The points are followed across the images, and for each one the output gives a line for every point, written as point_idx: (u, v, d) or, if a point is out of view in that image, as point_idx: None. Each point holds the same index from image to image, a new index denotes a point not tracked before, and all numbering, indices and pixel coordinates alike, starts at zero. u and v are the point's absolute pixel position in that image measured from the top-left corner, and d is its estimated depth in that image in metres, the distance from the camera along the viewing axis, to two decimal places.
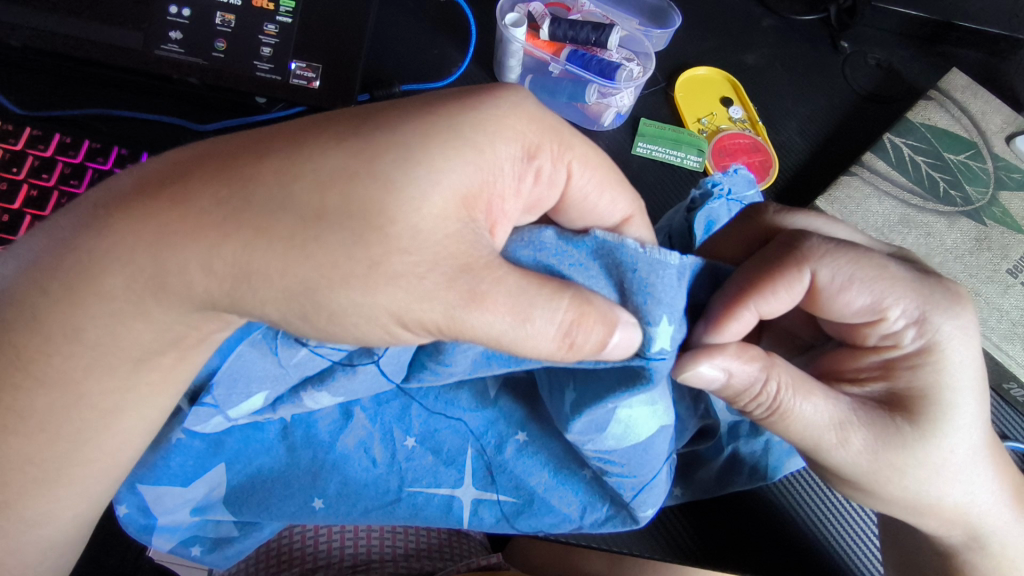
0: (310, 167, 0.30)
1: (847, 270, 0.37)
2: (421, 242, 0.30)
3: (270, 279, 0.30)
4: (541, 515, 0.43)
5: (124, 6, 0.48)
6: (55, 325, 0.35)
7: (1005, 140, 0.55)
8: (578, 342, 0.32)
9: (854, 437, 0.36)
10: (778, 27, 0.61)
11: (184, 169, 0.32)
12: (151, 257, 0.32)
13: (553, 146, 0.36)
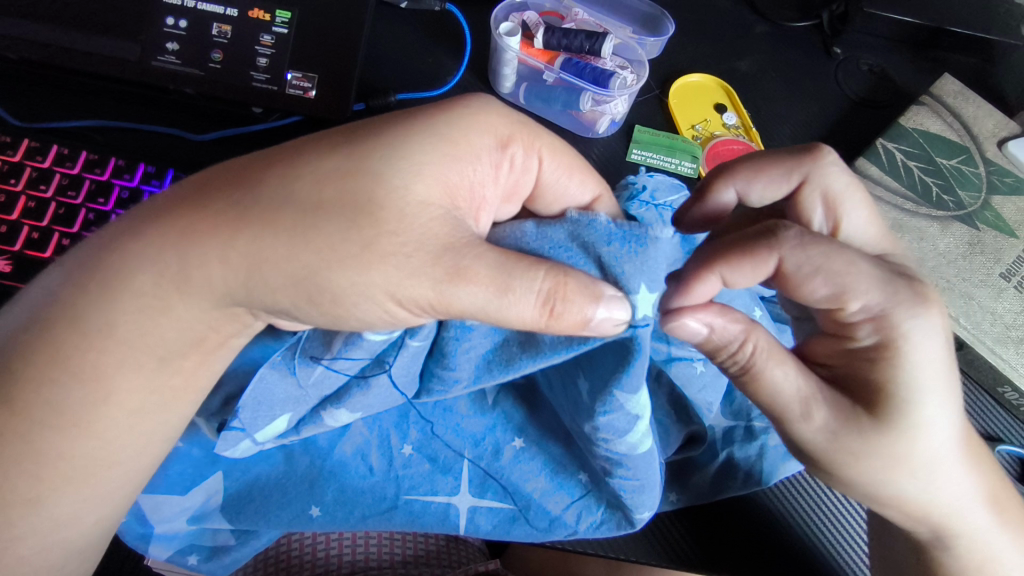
0: (309, 168, 0.33)
1: (817, 258, 0.36)
2: (408, 225, 0.32)
3: (278, 266, 0.32)
4: (538, 521, 0.42)
5: (123, 18, 0.49)
6: (87, 329, 0.35)
7: (997, 144, 0.55)
8: (558, 312, 0.32)
9: (817, 411, 0.36)
10: (771, 33, 0.61)
11: (206, 185, 0.34)
12: (182, 257, 0.34)
13: (524, 136, 0.38)
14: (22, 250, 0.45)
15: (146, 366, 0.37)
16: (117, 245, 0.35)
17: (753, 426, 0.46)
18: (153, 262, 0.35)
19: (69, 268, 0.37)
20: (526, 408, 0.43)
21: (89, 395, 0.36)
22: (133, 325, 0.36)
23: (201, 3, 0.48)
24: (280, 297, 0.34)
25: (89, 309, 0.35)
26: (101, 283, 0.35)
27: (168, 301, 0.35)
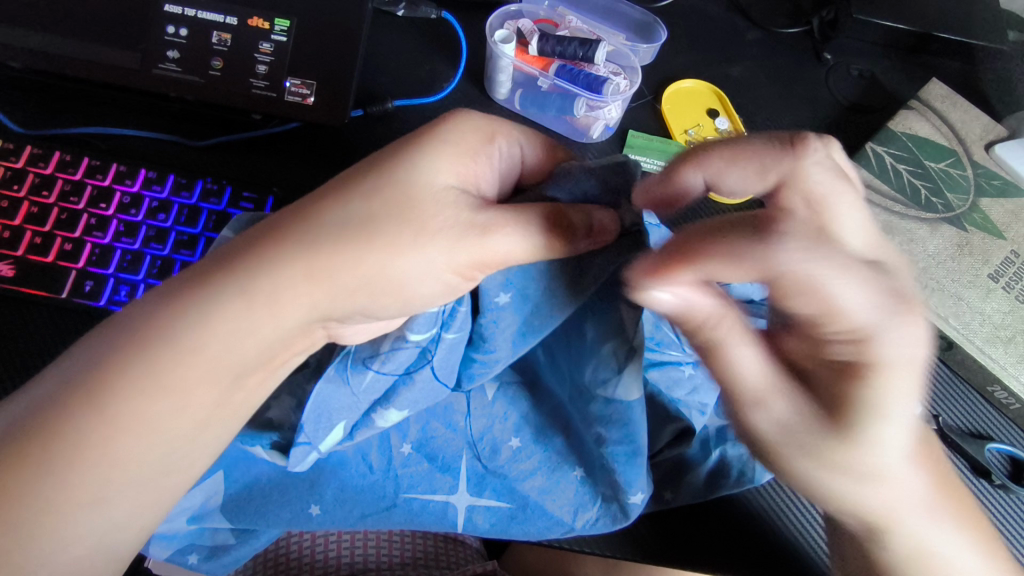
0: (356, 188, 0.37)
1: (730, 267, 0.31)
2: (438, 210, 0.36)
3: (351, 267, 0.36)
4: (533, 521, 0.43)
5: (123, 26, 0.49)
6: (178, 341, 0.37)
7: (985, 147, 0.56)
8: (567, 233, 0.35)
9: (776, 407, 0.35)
10: (763, 39, 0.62)
11: (271, 226, 0.37)
12: (265, 284, 0.37)
13: (504, 130, 0.40)
14: (26, 255, 0.46)
15: (229, 381, 0.38)
16: (206, 273, 0.37)
17: None
18: (237, 285, 0.36)
19: (159, 296, 0.38)
20: (527, 396, 0.44)
21: (166, 405, 0.37)
22: (223, 343, 0.37)
23: (201, 12, 0.49)
24: (353, 300, 0.37)
25: (178, 317, 0.37)
26: (199, 306, 0.37)
27: (256, 320, 0.37)
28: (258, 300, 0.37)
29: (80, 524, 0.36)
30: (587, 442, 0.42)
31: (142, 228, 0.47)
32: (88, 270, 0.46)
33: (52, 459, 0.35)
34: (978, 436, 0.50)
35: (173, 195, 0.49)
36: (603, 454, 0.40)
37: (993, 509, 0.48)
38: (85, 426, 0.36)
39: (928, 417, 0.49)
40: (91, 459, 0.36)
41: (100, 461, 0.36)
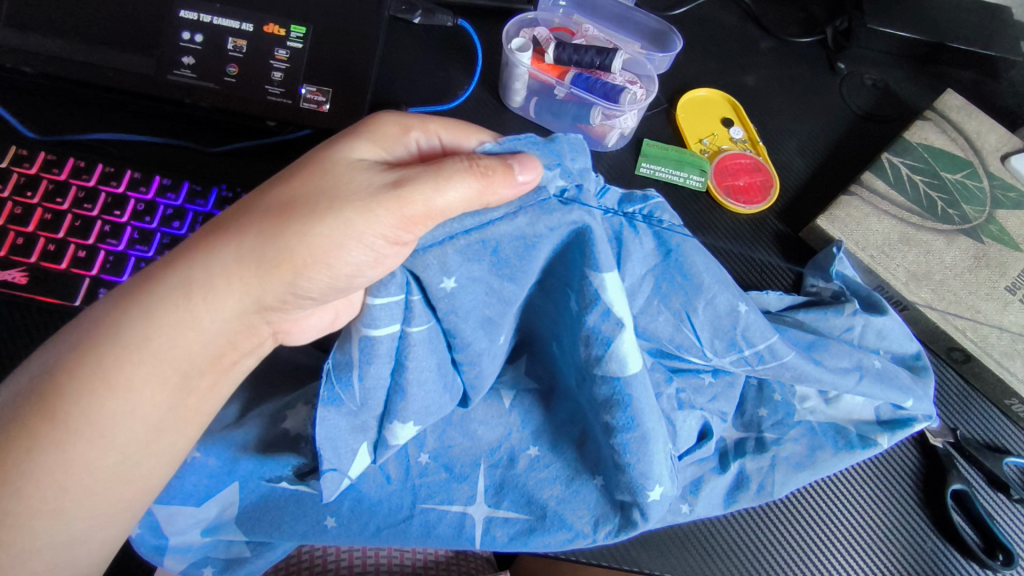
0: (286, 176, 0.36)
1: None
2: (353, 185, 0.35)
3: (272, 245, 0.35)
4: (554, 532, 0.42)
5: (138, 31, 0.49)
6: (122, 339, 0.35)
7: (1001, 158, 0.55)
8: (484, 172, 0.34)
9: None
10: (776, 49, 0.62)
11: (213, 223, 0.37)
12: (198, 275, 0.36)
13: (421, 121, 0.39)
14: (39, 263, 0.45)
15: (176, 382, 0.37)
16: (147, 272, 0.36)
17: (764, 438, 0.46)
18: (176, 279, 0.35)
19: (109, 302, 0.36)
20: (541, 407, 0.45)
21: (116, 406, 0.36)
22: (164, 339, 0.36)
23: (217, 18, 0.49)
24: (284, 282, 0.36)
25: (125, 315, 0.36)
26: (141, 303, 0.36)
27: (194, 312, 0.36)
28: (194, 291, 0.36)
29: (42, 536, 0.35)
30: (598, 446, 0.42)
31: (156, 236, 0.47)
32: (102, 278, 0.46)
33: (15, 470, 0.34)
34: (996, 449, 0.49)
35: (187, 202, 0.48)
36: (612, 443, 0.40)
37: (1015, 524, 0.47)
38: (37, 433, 0.35)
39: (945, 430, 0.49)
40: (46, 464, 0.35)
41: (58, 469, 0.35)
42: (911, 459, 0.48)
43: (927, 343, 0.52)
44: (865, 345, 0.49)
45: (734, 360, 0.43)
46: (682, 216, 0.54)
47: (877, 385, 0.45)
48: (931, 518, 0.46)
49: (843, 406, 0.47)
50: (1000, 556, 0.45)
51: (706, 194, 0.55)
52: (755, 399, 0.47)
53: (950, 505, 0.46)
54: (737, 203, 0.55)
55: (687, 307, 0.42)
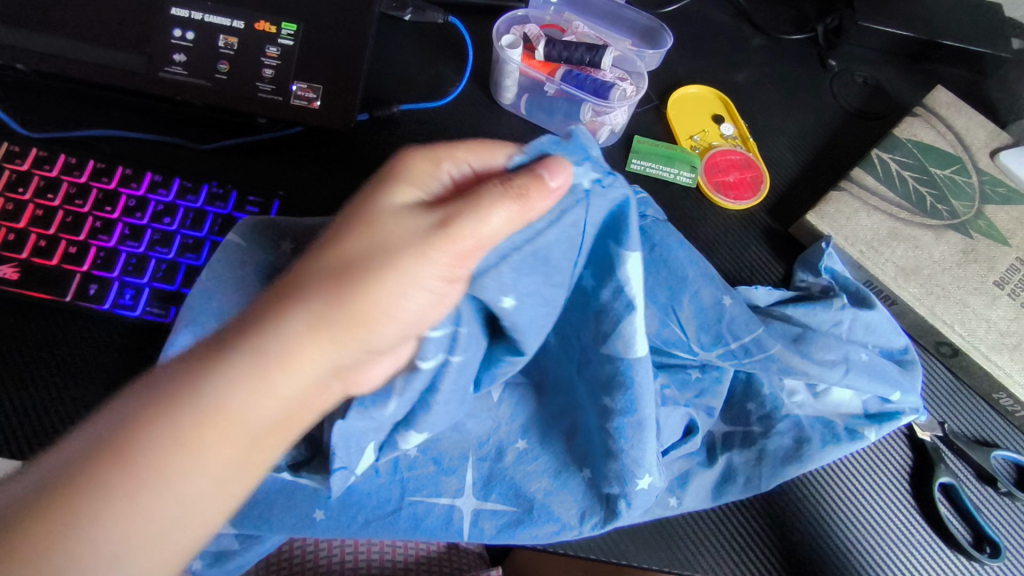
0: (348, 236, 0.36)
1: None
2: (403, 236, 0.35)
3: (338, 306, 0.34)
4: (541, 523, 0.42)
5: (129, 29, 0.49)
6: (199, 402, 0.33)
7: (990, 154, 0.56)
8: (520, 192, 0.34)
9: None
10: (767, 46, 0.62)
11: (282, 286, 0.35)
12: (273, 343, 0.34)
13: (449, 150, 0.38)
14: (30, 258, 0.46)
15: (252, 446, 0.35)
16: (216, 336, 0.35)
17: (752, 431, 0.46)
18: (249, 346, 0.34)
19: (179, 364, 0.34)
20: (532, 400, 0.46)
21: (186, 470, 0.33)
22: (239, 404, 0.34)
23: (208, 15, 0.49)
24: (359, 343, 0.36)
25: (200, 381, 0.33)
26: (218, 366, 0.33)
27: (270, 383, 0.34)
28: (272, 359, 0.34)
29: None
30: (593, 437, 0.43)
31: (147, 232, 0.47)
32: (92, 273, 0.46)
33: (78, 512, 0.31)
34: (984, 443, 0.49)
35: (178, 198, 0.49)
36: (611, 427, 0.41)
37: (1003, 518, 0.48)
38: (105, 481, 0.32)
39: (933, 424, 0.49)
40: (112, 517, 0.32)
41: (122, 521, 0.32)
42: (900, 453, 0.48)
43: (916, 338, 0.52)
44: (854, 339, 0.49)
45: (722, 353, 0.44)
46: (673, 212, 0.55)
47: (862, 377, 0.45)
48: (919, 511, 0.47)
49: (833, 401, 0.47)
50: (988, 549, 0.46)
51: (697, 190, 0.55)
52: (743, 394, 0.47)
53: (939, 498, 0.46)
54: (727, 199, 0.55)
55: (671, 301, 0.44)
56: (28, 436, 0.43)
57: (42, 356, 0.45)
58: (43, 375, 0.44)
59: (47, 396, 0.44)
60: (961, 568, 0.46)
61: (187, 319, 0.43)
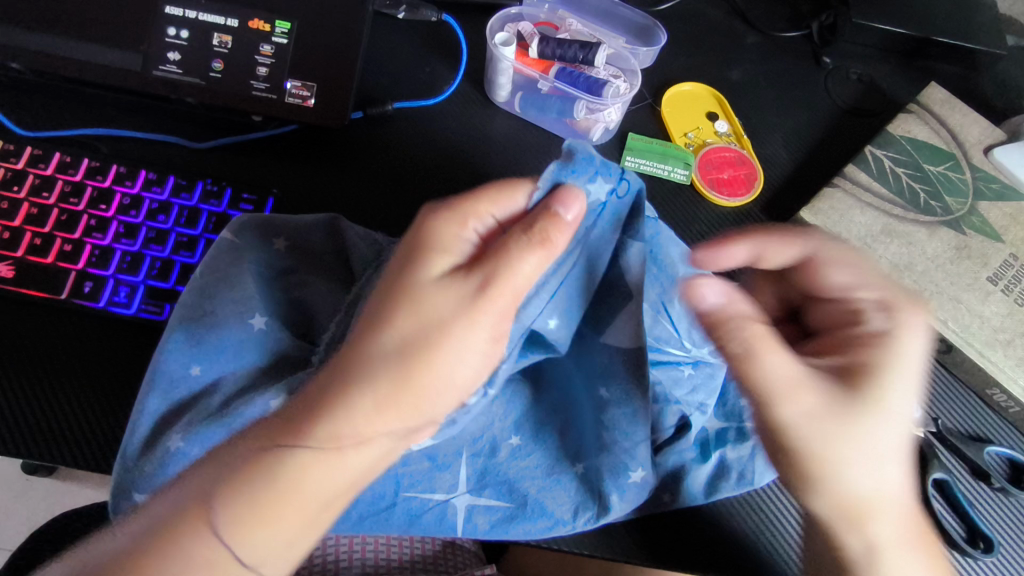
0: (398, 315, 0.35)
1: (841, 253, 0.45)
2: (450, 309, 0.35)
3: (400, 386, 0.35)
4: (535, 519, 0.42)
5: (123, 28, 0.49)
6: (278, 478, 0.34)
7: (984, 151, 0.56)
8: (543, 238, 0.36)
9: (806, 395, 0.39)
10: (761, 43, 0.62)
11: (338, 368, 0.35)
12: (344, 426, 0.34)
13: (469, 209, 0.38)
14: (25, 256, 0.46)
15: (323, 515, 0.36)
16: (287, 412, 0.35)
17: (746, 427, 0.46)
18: (325, 430, 0.34)
19: (256, 436, 0.35)
20: (529, 393, 0.45)
21: (266, 542, 0.34)
22: (319, 482, 0.34)
23: (202, 14, 0.49)
24: (424, 416, 0.36)
25: (283, 460, 0.34)
26: (297, 450, 0.34)
27: (346, 462, 0.35)
28: (346, 440, 0.34)
29: None
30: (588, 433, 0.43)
31: (142, 230, 0.47)
32: (88, 271, 0.46)
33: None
34: (978, 439, 0.50)
35: (173, 196, 0.49)
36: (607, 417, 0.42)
37: (996, 513, 0.48)
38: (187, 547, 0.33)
39: (927, 420, 0.49)
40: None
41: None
42: None
43: None
44: None
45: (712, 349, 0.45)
46: (667, 209, 0.55)
47: None
48: None
49: None
50: (981, 544, 0.46)
51: (691, 187, 0.55)
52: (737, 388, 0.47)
53: (932, 493, 0.47)
54: (722, 196, 0.55)
55: (662, 297, 0.44)
56: (24, 433, 0.43)
57: (36, 353, 0.45)
58: (39, 372, 0.44)
59: (42, 394, 0.44)
60: (954, 563, 0.46)
61: (180, 316, 0.44)
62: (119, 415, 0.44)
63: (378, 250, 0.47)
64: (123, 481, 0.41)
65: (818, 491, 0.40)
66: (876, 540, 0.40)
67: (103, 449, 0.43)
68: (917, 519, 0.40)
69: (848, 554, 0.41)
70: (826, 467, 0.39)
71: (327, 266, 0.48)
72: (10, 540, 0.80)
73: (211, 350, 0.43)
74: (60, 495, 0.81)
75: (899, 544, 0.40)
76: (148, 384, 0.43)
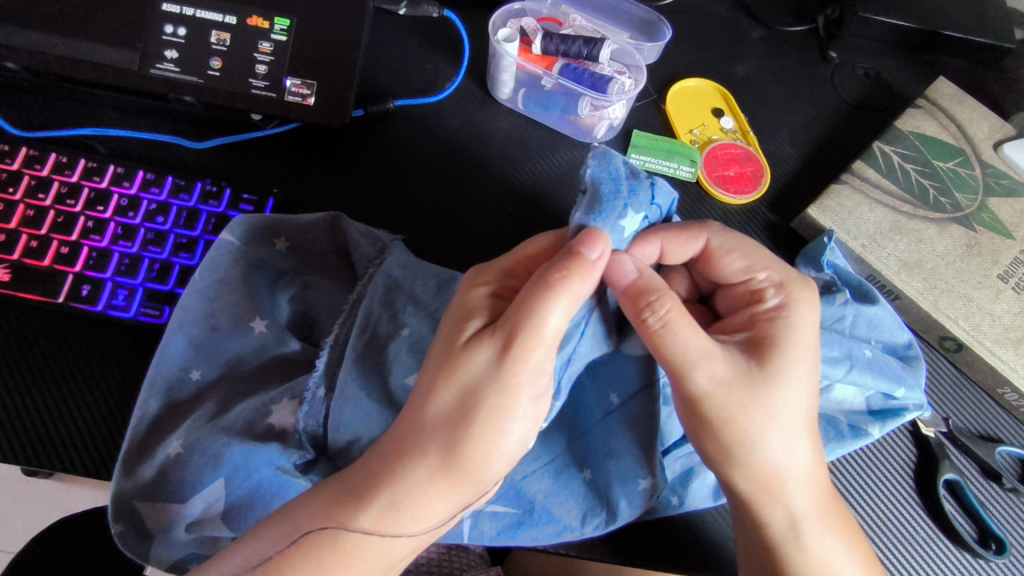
0: (442, 388, 0.35)
1: (735, 240, 0.43)
2: (485, 375, 0.35)
3: (449, 454, 0.35)
4: (541, 525, 0.42)
5: (118, 25, 0.48)
6: (343, 544, 0.35)
7: (994, 147, 0.55)
8: (563, 283, 0.35)
9: (718, 364, 0.38)
10: (767, 38, 0.62)
11: (396, 442, 0.35)
12: (399, 496, 0.35)
13: (495, 274, 0.39)
14: (21, 259, 0.45)
15: (387, 572, 0.37)
16: (346, 480, 0.36)
17: None
18: (384, 500, 0.35)
19: (320, 503, 0.36)
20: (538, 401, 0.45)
21: None
22: (381, 547, 0.36)
23: (200, 11, 0.49)
24: (477, 484, 0.36)
25: (342, 525, 0.35)
26: (357, 520, 0.35)
27: (403, 529, 0.35)
28: (402, 510, 0.35)
29: None
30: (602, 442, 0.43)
31: (139, 231, 0.47)
32: (85, 274, 0.45)
33: None
34: (988, 439, 0.49)
35: (171, 196, 0.48)
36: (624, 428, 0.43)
37: (1007, 514, 0.47)
38: None
39: (938, 420, 0.48)
40: None
41: None
42: (903, 448, 0.48)
43: (919, 333, 0.52)
44: (857, 335, 0.48)
45: None
46: None
47: (867, 374, 0.45)
48: (925, 508, 0.46)
49: (836, 399, 0.47)
50: (993, 545, 0.45)
51: (696, 184, 0.55)
52: None
53: (943, 494, 0.46)
54: (728, 193, 0.54)
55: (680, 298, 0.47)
56: (22, 440, 0.42)
57: (34, 355, 0.44)
58: (37, 378, 0.44)
59: (40, 399, 0.43)
60: (966, 565, 0.45)
61: (179, 320, 0.43)
62: (118, 420, 0.43)
63: (381, 246, 0.46)
64: (122, 490, 0.40)
65: (738, 463, 0.39)
66: (795, 512, 0.40)
67: (103, 455, 0.42)
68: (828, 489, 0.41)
69: (772, 531, 0.41)
70: (742, 436, 0.39)
71: (328, 267, 0.47)
72: (11, 542, 0.80)
73: (213, 353, 0.43)
74: (60, 497, 0.81)
75: (819, 515, 0.41)
76: (145, 386, 0.42)
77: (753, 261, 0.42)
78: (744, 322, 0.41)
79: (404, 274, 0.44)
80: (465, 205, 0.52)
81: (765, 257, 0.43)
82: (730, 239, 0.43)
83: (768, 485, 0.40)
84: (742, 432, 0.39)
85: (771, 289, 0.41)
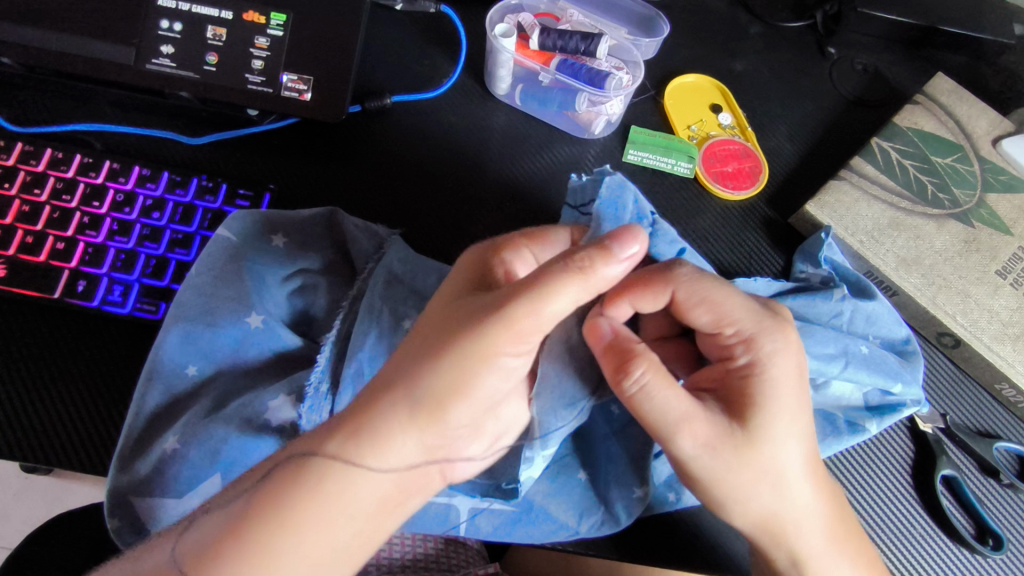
0: (426, 325, 0.37)
1: (705, 290, 0.40)
2: (467, 318, 0.36)
3: (414, 381, 0.35)
4: (539, 523, 0.42)
5: (113, 20, 0.48)
6: (307, 470, 0.34)
7: (993, 142, 0.55)
8: (584, 267, 0.35)
9: (699, 427, 0.37)
10: (765, 33, 0.61)
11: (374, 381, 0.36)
12: (366, 422, 0.35)
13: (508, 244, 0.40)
14: (16, 255, 0.45)
15: (354, 527, 0.35)
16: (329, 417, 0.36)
17: None
18: (349, 425, 0.35)
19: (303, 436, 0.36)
20: None
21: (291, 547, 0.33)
22: (342, 481, 0.34)
23: (195, 5, 0.48)
24: (442, 425, 0.35)
25: (311, 451, 0.34)
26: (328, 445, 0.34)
27: (363, 458, 0.34)
28: (365, 437, 0.34)
29: None
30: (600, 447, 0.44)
31: (135, 227, 0.47)
32: (80, 269, 0.45)
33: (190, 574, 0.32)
34: (986, 435, 0.49)
35: (168, 192, 0.48)
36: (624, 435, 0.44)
37: (1005, 510, 0.47)
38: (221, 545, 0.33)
39: (935, 416, 0.48)
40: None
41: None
42: (902, 445, 0.48)
43: (918, 329, 0.52)
44: (854, 331, 0.48)
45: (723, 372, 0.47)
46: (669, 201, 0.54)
47: (862, 370, 0.45)
48: (922, 504, 0.46)
49: (832, 396, 0.46)
50: (990, 542, 0.45)
51: (694, 180, 0.55)
52: None
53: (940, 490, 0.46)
54: (726, 190, 0.54)
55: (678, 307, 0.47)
56: (17, 436, 0.42)
57: (29, 351, 0.44)
58: (32, 374, 0.44)
59: (35, 395, 0.43)
60: (961, 561, 0.45)
61: (177, 315, 0.43)
62: (114, 416, 0.43)
63: (378, 241, 0.46)
64: (118, 486, 0.40)
65: (731, 512, 0.40)
66: (799, 552, 0.40)
67: (99, 450, 0.42)
68: (838, 519, 0.41)
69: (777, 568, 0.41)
70: (728, 492, 0.39)
71: (326, 262, 0.47)
72: (9, 539, 0.79)
73: (210, 349, 0.43)
74: (59, 495, 0.80)
75: (827, 553, 0.40)
76: (143, 379, 0.42)
77: (723, 314, 0.40)
78: (718, 378, 0.40)
79: (403, 269, 0.44)
80: (462, 199, 0.52)
81: (734, 310, 0.39)
82: (699, 287, 0.40)
83: (773, 530, 0.40)
84: (728, 486, 0.38)
85: (744, 345, 0.39)
